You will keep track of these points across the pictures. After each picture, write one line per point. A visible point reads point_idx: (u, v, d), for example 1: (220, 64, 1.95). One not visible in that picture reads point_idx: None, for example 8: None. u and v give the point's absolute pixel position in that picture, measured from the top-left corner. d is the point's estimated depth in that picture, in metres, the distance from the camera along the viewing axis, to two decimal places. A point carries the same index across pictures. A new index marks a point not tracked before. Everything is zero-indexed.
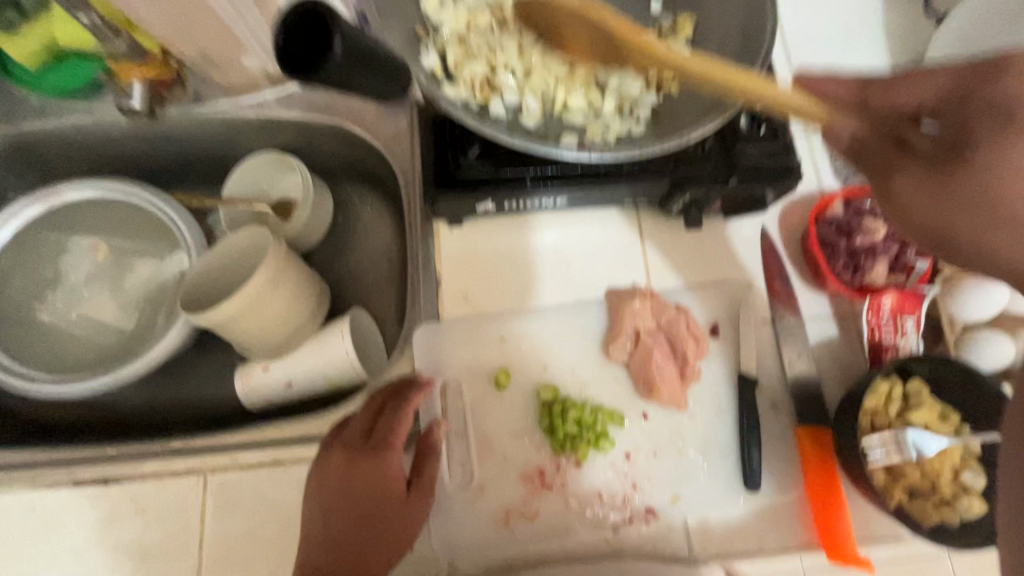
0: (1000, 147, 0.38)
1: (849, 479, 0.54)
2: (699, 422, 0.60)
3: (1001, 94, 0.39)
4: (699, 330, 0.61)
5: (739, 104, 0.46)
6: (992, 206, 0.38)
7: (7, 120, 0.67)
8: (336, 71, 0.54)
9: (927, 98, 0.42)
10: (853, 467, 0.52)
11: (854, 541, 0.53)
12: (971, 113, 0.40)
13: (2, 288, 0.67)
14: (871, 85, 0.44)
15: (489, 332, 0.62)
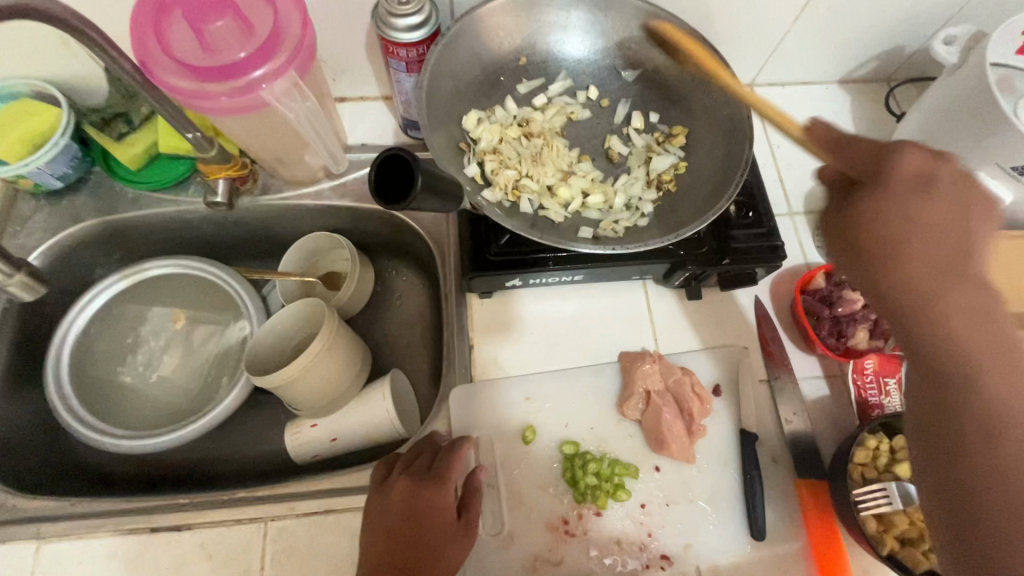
0: (883, 204, 0.39)
1: (846, 527, 0.61)
2: (707, 476, 0.66)
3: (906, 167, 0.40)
4: (704, 391, 0.67)
5: (726, 204, 0.58)
6: (890, 259, 0.40)
7: (107, 214, 0.77)
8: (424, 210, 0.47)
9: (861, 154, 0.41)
10: (848, 515, 0.59)
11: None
12: (880, 176, 0.40)
13: (89, 353, 0.76)
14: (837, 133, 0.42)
15: (515, 392, 0.69)
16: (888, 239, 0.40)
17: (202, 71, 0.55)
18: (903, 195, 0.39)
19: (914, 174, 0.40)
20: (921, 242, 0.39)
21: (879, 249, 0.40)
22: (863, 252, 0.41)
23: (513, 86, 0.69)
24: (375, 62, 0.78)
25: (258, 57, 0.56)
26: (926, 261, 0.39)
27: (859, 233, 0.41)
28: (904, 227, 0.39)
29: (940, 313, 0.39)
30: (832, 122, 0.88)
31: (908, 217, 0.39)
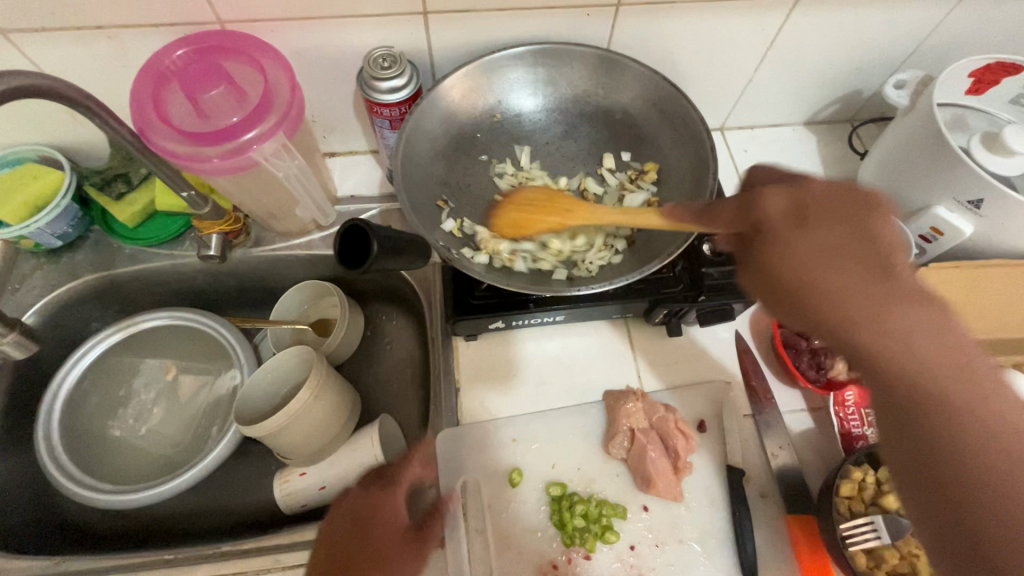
0: (785, 244, 0.44)
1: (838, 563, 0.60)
2: (697, 514, 0.65)
3: (768, 205, 0.46)
4: (687, 427, 0.67)
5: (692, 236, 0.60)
6: (796, 292, 0.43)
7: (104, 266, 0.80)
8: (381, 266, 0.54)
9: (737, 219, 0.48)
10: (836, 551, 0.59)
11: None
12: (761, 223, 0.46)
13: (81, 407, 0.76)
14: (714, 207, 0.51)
15: (501, 435, 0.69)
16: (800, 281, 0.43)
17: (198, 136, 0.58)
18: (791, 235, 0.44)
19: (783, 210, 0.45)
20: (821, 269, 0.42)
21: (796, 289, 0.43)
22: (776, 286, 0.45)
23: (490, 140, 0.73)
24: (362, 120, 0.83)
25: (249, 121, 0.60)
26: (837, 284, 0.41)
27: (777, 281, 0.44)
28: (804, 264, 0.43)
29: (884, 334, 0.40)
30: (801, 160, 0.92)
31: (815, 249, 0.43)
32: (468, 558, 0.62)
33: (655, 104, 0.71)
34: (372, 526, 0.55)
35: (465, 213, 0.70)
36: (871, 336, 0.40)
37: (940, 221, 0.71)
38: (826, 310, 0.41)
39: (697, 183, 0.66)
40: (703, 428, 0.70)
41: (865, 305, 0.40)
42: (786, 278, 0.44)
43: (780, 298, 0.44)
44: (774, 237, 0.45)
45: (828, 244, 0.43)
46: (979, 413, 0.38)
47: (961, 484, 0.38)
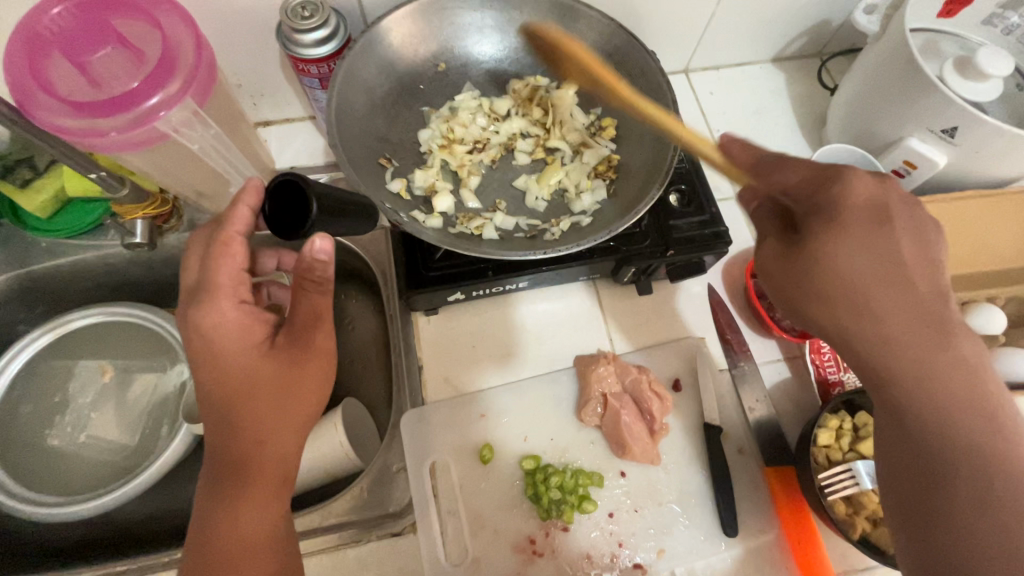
0: (836, 248, 0.41)
1: (817, 513, 0.59)
2: (677, 475, 0.63)
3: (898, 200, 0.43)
4: (661, 387, 0.65)
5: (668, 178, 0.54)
6: (853, 298, 0.42)
7: (20, 263, 0.72)
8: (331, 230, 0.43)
9: (797, 186, 0.44)
10: (816, 502, 0.57)
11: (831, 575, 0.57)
12: (862, 220, 0.42)
13: (13, 418, 0.70)
14: (759, 163, 0.45)
15: (469, 411, 0.66)
16: (843, 291, 0.42)
17: (91, 107, 0.50)
18: (861, 231, 0.41)
19: (865, 204, 0.42)
20: (880, 289, 0.42)
21: (834, 295, 0.42)
22: (813, 289, 0.43)
23: (433, 94, 0.66)
24: (293, 80, 0.75)
25: (151, 85, 0.52)
26: (887, 310, 0.42)
27: (816, 282, 0.43)
28: (863, 273, 0.41)
29: (905, 355, 0.42)
30: (770, 100, 0.88)
31: (855, 262, 0.41)
32: (441, 541, 0.60)
33: (611, 54, 0.65)
34: (217, 349, 0.46)
35: (411, 172, 0.63)
36: (899, 360, 0.42)
37: (912, 153, 0.67)
38: (845, 307, 0.42)
39: (657, 138, 0.60)
40: (678, 387, 0.67)
41: (932, 346, 0.41)
42: (831, 281, 0.42)
43: (807, 289, 0.43)
44: (824, 230, 0.42)
45: (891, 251, 0.42)
46: (975, 433, 0.41)
47: (947, 484, 0.41)
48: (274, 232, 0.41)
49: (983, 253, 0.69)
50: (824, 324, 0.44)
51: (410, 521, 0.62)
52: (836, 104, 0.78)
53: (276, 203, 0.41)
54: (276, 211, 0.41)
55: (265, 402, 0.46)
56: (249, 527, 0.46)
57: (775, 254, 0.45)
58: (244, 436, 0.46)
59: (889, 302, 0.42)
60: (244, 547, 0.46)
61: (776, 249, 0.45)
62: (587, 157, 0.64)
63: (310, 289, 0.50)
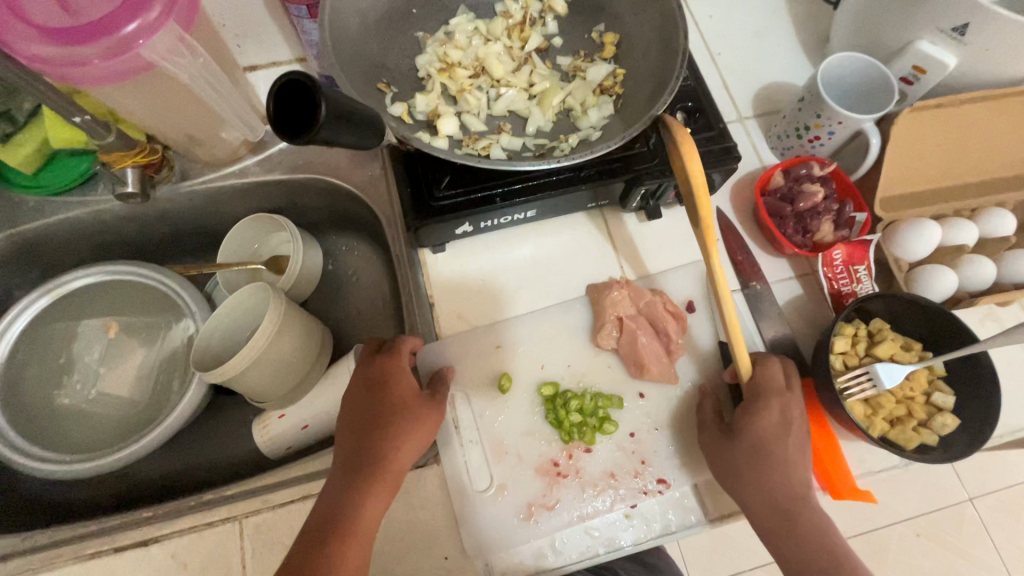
0: (754, 426, 0.56)
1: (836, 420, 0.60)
2: (698, 394, 0.64)
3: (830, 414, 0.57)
4: (676, 308, 0.65)
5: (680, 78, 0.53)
6: (753, 471, 0.55)
7: (10, 223, 0.69)
8: (345, 138, 0.41)
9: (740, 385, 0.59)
10: (838, 413, 0.58)
11: (847, 479, 0.59)
12: (770, 418, 0.56)
13: (18, 381, 0.69)
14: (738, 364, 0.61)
15: (485, 344, 0.65)
16: (756, 460, 0.55)
17: (68, 33, 0.48)
18: (769, 425, 0.56)
19: (785, 411, 0.56)
20: (776, 467, 0.55)
21: (750, 464, 0.55)
22: (736, 459, 0.55)
23: (428, 17, 0.64)
24: (277, 16, 0.72)
25: (129, 10, 0.49)
26: (784, 478, 0.55)
27: (740, 455, 0.55)
28: (767, 451, 0.55)
29: (786, 515, 0.54)
30: (769, 21, 0.85)
31: (769, 438, 0.55)
32: (463, 468, 0.60)
33: None
34: (385, 376, 0.57)
35: (410, 97, 0.60)
36: (784, 519, 0.54)
37: (920, 57, 0.65)
38: (759, 485, 0.54)
39: (664, 47, 0.58)
40: (691, 309, 0.67)
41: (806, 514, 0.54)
42: (752, 452, 0.55)
43: (731, 457, 0.56)
44: (747, 417, 0.56)
45: (798, 453, 0.56)
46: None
47: None
48: (284, 137, 0.39)
49: (987, 160, 0.70)
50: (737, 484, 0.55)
51: (433, 452, 0.61)
52: (839, 16, 0.76)
53: (284, 109, 0.39)
54: (284, 115, 0.39)
55: (406, 422, 0.55)
56: (367, 518, 0.51)
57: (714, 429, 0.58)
58: (382, 440, 0.54)
59: (784, 470, 0.55)
60: (358, 537, 0.51)
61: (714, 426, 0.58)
62: (592, 73, 0.62)
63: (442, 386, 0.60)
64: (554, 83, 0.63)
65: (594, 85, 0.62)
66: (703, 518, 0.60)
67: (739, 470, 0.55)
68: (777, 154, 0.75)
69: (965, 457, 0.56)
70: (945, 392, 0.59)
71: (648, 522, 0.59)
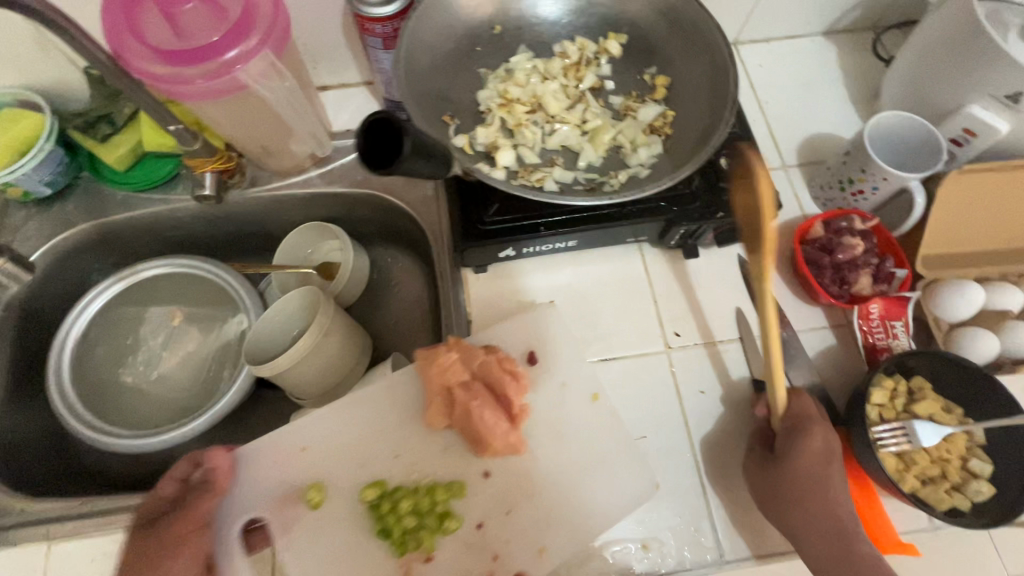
0: (791, 457, 0.56)
1: (879, 482, 0.59)
2: (537, 461, 0.62)
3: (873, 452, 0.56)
4: (516, 368, 0.62)
5: (730, 125, 0.55)
6: (788, 499, 0.56)
7: (98, 214, 0.77)
8: (420, 171, 0.46)
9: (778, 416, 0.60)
10: (875, 472, 0.57)
11: (891, 533, 0.58)
12: (804, 450, 0.56)
13: (90, 358, 0.75)
14: None
15: (289, 440, 0.63)
16: (793, 490, 0.56)
17: (178, 56, 0.55)
18: (806, 457, 0.56)
19: (821, 446, 0.56)
20: (812, 497, 0.55)
21: (788, 493, 0.56)
22: (775, 487, 0.57)
23: (491, 54, 0.68)
24: (353, 43, 0.78)
25: (233, 38, 0.55)
26: (824, 509, 0.55)
27: (779, 483, 0.57)
28: (804, 481, 0.56)
29: (826, 544, 0.54)
30: (819, 72, 0.87)
31: (808, 470, 0.56)
32: None
33: (665, 13, 0.66)
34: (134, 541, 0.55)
35: (471, 129, 0.65)
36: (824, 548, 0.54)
37: (972, 121, 0.66)
38: (796, 512, 0.56)
39: (715, 94, 0.61)
40: (533, 362, 0.66)
41: (850, 545, 0.54)
42: (790, 483, 0.56)
43: (769, 484, 0.58)
44: (786, 449, 0.57)
45: (836, 479, 0.56)
46: None
47: None
48: (368, 168, 0.43)
49: None
50: (776, 511, 0.57)
51: None
52: (891, 74, 0.76)
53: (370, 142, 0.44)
54: (370, 148, 0.44)
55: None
56: None
57: (755, 459, 0.60)
58: None
59: (823, 500, 0.55)
60: None
61: (756, 456, 0.60)
62: (643, 112, 0.65)
63: (204, 497, 0.57)
64: (607, 119, 0.67)
65: (645, 124, 0.65)
66: (719, 557, 0.60)
67: (778, 496, 0.57)
68: (819, 204, 0.76)
69: (1000, 526, 0.54)
70: (982, 459, 0.58)
71: (664, 557, 0.59)
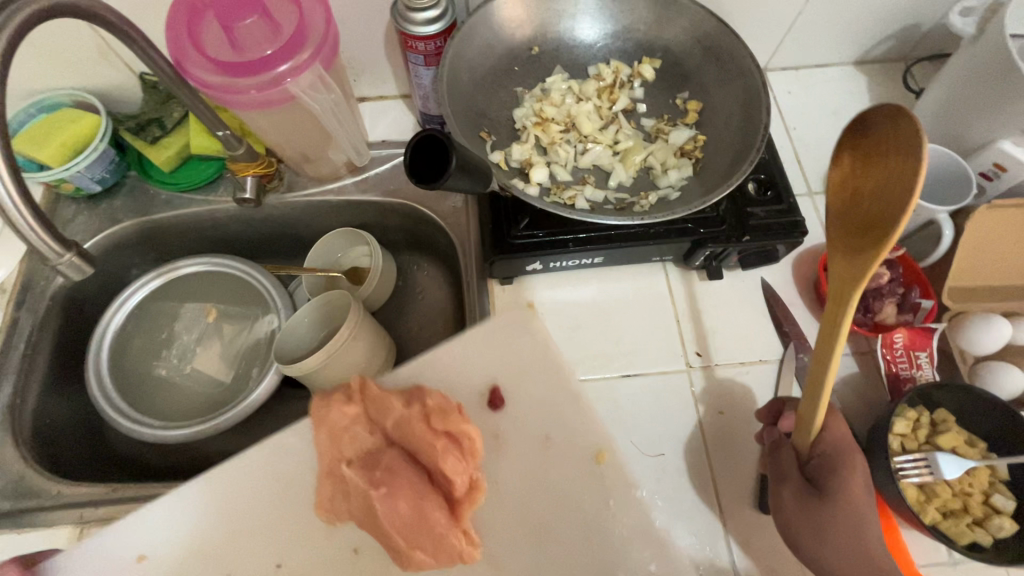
0: (841, 486, 0.53)
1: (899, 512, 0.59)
2: (484, 555, 0.57)
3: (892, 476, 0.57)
4: (452, 428, 0.55)
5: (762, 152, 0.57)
6: (838, 529, 0.52)
7: (142, 212, 0.80)
8: (464, 186, 0.48)
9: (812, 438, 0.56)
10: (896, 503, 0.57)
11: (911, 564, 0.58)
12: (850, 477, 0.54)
13: (127, 349, 0.78)
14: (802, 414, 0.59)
15: (122, 555, 0.56)
16: (842, 520, 0.52)
17: (234, 68, 0.58)
18: (853, 484, 0.54)
19: (860, 472, 0.54)
20: (858, 527, 0.53)
21: (838, 524, 0.52)
22: (823, 518, 0.53)
23: (528, 73, 0.71)
24: (394, 58, 0.81)
25: (286, 53, 0.59)
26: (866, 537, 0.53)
27: (828, 514, 0.52)
28: (851, 509, 0.53)
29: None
30: (848, 102, 0.88)
31: (855, 498, 0.53)
32: None
33: (700, 41, 0.68)
34: None
35: (507, 145, 0.67)
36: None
37: (1004, 156, 0.67)
38: (843, 544, 0.52)
39: (747, 120, 0.63)
40: (497, 406, 0.62)
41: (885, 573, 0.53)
42: (841, 514, 0.53)
43: (814, 515, 0.53)
44: (834, 478, 0.53)
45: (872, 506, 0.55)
46: None
47: None
48: (416, 183, 0.46)
49: None
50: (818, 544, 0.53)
51: None
52: (920, 107, 0.77)
53: (418, 159, 0.47)
54: (419, 164, 0.47)
55: None
56: None
57: (792, 487, 0.55)
58: None
59: (867, 529, 0.53)
60: None
61: (793, 483, 0.55)
62: (674, 135, 0.67)
63: None
64: (639, 140, 0.68)
65: (676, 147, 0.67)
66: None
67: (825, 529, 0.52)
68: None
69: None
70: (1005, 495, 0.58)
71: None
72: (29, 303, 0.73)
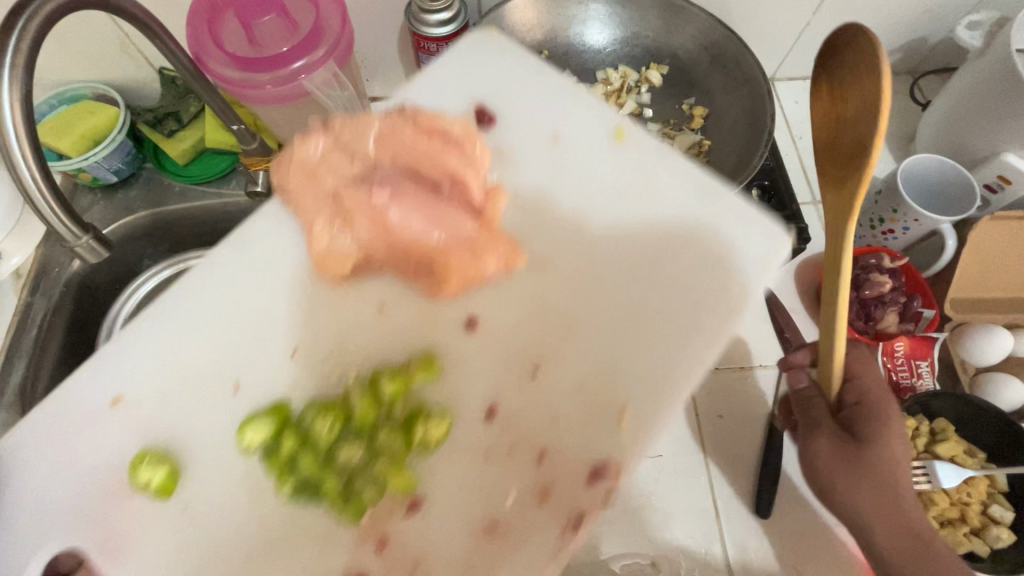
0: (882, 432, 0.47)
1: None
2: (557, 289, 0.44)
3: None
4: (438, 126, 0.47)
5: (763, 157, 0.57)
6: (880, 480, 0.46)
7: (157, 203, 0.82)
8: None
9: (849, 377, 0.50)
10: None
11: None
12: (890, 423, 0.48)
13: None
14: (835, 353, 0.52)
15: (89, 396, 0.40)
16: (883, 469, 0.46)
17: (251, 63, 0.60)
18: (894, 433, 0.48)
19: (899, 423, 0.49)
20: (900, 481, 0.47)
21: (879, 475, 0.46)
22: (863, 468, 0.46)
23: None
24: (405, 60, 0.83)
25: (301, 50, 0.60)
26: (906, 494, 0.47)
27: (868, 463, 0.47)
28: (890, 460, 0.47)
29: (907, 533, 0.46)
30: None
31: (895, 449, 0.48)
32: None
33: (707, 48, 0.69)
34: None
35: None
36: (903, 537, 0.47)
37: (1008, 169, 0.67)
38: (884, 497, 0.46)
39: (751, 126, 0.64)
40: (488, 123, 0.49)
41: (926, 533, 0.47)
42: (882, 464, 0.47)
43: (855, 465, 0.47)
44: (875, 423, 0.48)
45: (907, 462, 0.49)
46: None
47: None
48: None
49: None
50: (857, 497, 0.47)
51: None
52: (925, 120, 0.77)
53: None
54: None
55: None
56: None
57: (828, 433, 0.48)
58: None
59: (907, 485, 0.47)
60: None
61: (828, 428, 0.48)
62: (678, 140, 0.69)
63: None
64: None
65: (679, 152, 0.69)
66: None
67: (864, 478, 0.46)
68: None
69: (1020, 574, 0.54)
70: (1003, 505, 0.58)
71: None
72: (43, 289, 0.75)
